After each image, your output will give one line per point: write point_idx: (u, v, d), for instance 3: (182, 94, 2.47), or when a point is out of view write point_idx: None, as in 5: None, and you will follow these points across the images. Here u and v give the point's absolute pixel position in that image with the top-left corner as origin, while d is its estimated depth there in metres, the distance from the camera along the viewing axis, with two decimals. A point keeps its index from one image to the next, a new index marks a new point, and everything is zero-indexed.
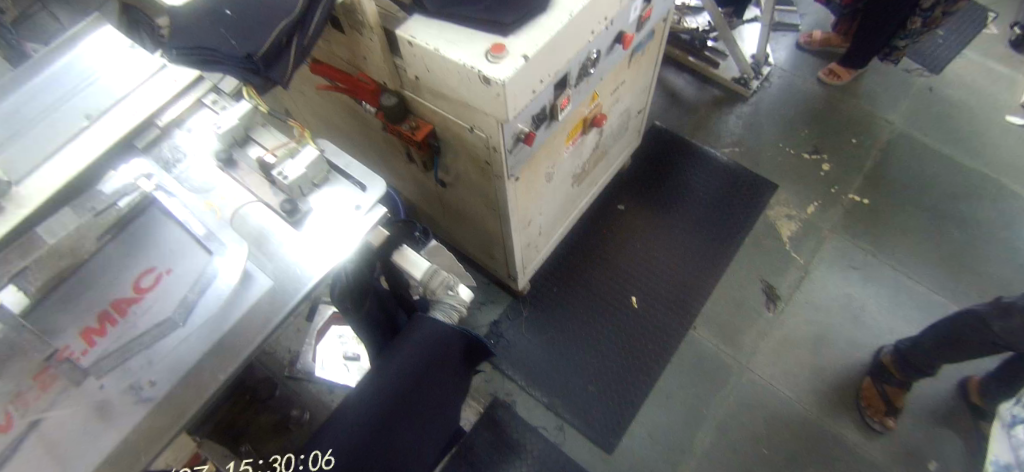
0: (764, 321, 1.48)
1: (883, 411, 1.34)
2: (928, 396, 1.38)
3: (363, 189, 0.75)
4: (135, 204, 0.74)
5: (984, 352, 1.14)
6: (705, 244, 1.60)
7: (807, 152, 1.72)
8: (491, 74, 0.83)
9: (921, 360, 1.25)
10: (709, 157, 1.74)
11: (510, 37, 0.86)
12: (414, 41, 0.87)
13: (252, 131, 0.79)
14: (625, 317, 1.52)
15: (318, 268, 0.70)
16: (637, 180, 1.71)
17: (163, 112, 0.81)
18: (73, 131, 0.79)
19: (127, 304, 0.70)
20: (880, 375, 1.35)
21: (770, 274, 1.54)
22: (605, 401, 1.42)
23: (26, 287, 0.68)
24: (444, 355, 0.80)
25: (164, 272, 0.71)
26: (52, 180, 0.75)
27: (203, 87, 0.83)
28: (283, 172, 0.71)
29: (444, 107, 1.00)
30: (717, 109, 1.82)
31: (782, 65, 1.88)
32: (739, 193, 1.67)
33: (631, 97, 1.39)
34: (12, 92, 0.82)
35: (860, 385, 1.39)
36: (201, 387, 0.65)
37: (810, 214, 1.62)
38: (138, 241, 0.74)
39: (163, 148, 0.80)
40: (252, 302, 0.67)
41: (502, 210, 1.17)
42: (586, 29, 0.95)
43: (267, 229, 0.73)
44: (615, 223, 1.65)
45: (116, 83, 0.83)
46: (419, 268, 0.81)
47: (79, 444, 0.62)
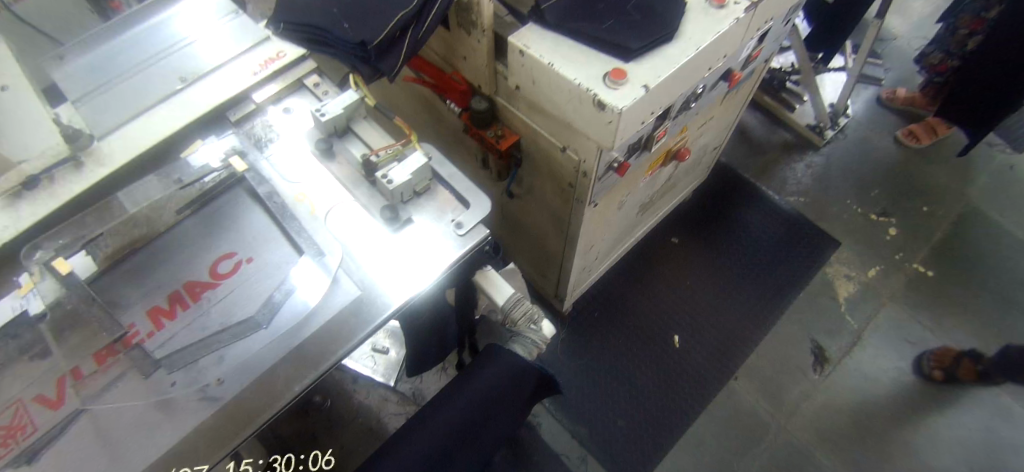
0: (809, 382, 1.43)
1: (943, 368, 1.39)
2: None
3: (465, 205, 0.70)
4: (223, 180, 0.69)
5: None
6: (757, 292, 1.54)
7: (875, 213, 1.66)
8: (609, 100, 0.77)
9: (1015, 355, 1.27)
10: (771, 202, 1.68)
11: (631, 63, 0.81)
12: (527, 51, 0.82)
13: (355, 123, 0.73)
14: (665, 355, 1.47)
15: (413, 285, 0.64)
16: (693, 216, 1.66)
17: (259, 89, 0.77)
18: (164, 92, 0.74)
19: (201, 288, 0.64)
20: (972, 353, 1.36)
21: (821, 334, 1.48)
22: (633, 439, 1.36)
23: (95, 253, 0.64)
24: (514, 393, 0.76)
25: (245, 261, 0.65)
26: (136, 142, 0.71)
27: (306, 67, 0.79)
28: (388, 176, 0.66)
29: (539, 121, 0.95)
30: (787, 154, 1.76)
31: (859, 119, 1.82)
32: (799, 245, 1.61)
33: (712, 134, 1.33)
34: (105, 46, 0.79)
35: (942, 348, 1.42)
36: (273, 395, 0.59)
37: (871, 277, 1.56)
38: (219, 221, 0.68)
39: (255, 125, 0.75)
40: (335, 313, 0.62)
41: (571, 232, 1.12)
42: (705, 64, 0.89)
43: (359, 233, 0.68)
44: (666, 255, 1.60)
45: (214, 48, 0.79)
46: (501, 294, 0.77)
47: (133, 439, 0.57)
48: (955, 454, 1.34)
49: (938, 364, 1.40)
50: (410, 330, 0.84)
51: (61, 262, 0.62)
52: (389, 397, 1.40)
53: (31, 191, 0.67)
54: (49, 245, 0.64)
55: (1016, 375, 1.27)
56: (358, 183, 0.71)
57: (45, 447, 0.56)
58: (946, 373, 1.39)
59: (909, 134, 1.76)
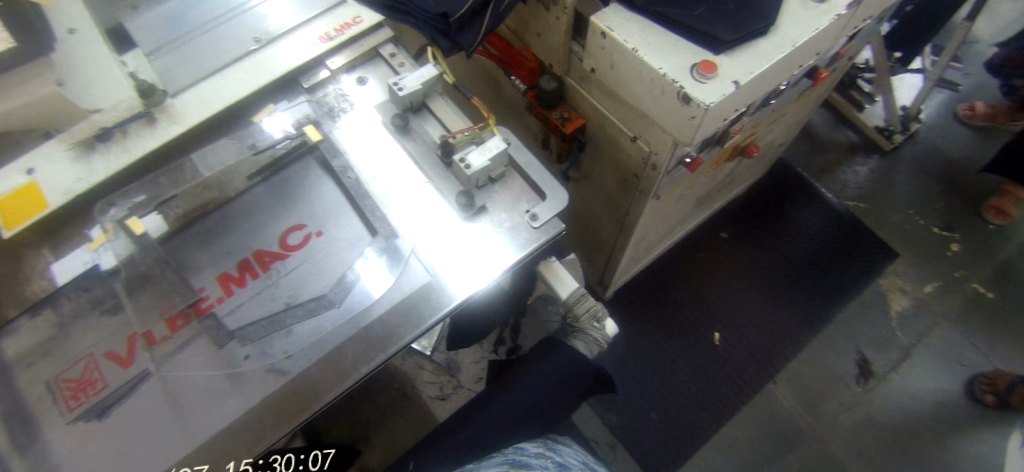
0: (850, 394, 1.39)
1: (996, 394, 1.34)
2: None
3: (541, 197, 0.67)
4: (294, 148, 0.67)
5: None
6: (807, 297, 1.50)
7: (938, 226, 1.58)
8: (696, 95, 0.72)
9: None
10: (829, 204, 1.61)
11: (721, 56, 0.76)
12: (610, 33, 0.77)
13: (431, 100, 0.71)
14: (704, 352, 1.44)
15: (481, 277, 0.62)
16: (746, 211, 1.61)
17: (334, 55, 0.74)
18: (240, 52, 0.72)
19: (271, 259, 0.62)
20: None
21: (868, 346, 1.44)
22: (666, 433, 1.35)
23: (166, 213, 0.61)
24: (573, 390, 0.73)
25: (315, 234, 0.64)
26: (211, 102, 0.69)
27: (382, 36, 0.76)
28: (466, 160, 0.64)
29: (611, 107, 0.91)
30: (850, 156, 1.68)
31: (931, 124, 1.72)
32: (853, 252, 1.54)
33: (781, 131, 1.26)
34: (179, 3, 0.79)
35: (996, 371, 1.37)
36: (339, 375, 0.58)
37: (927, 293, 1.50)
38: (290, 190, 0.66)
39: (329, 93, 0.73)
40: (404, 297, 0.61)
41: (628, 222, 1.09)
42: (797, 61, 0.84)
43: (432, 216, 0.66)
44: (713, 250, 1.56)
45: (287, 9, 0.77)
46: (565, 286, 0.76)
47: (201, 406, 0.56)
48: None
49: (990, 387, 1.35)
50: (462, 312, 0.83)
51: (135, 221, 0.60)
52: (425, 364, 1.28)
53: (104, 144, 0.66)
54: (124, 203, 0.63)
55: None
56: (431, 164, 0.68)
57: (114, 405, 0.56)
58: (999, 398, 1.34)
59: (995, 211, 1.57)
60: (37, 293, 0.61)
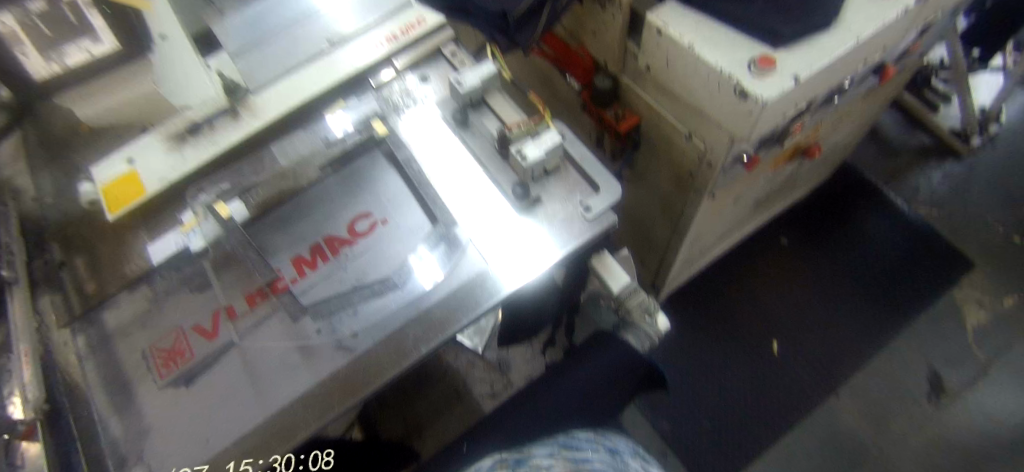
0: (919, 410, 1.32)
1: None
2: None
3: (595, 189, 0.68)
4: (362, 143, 0.71)
5: None
6: (872, 307, 1.42)
7: (1020, 235, 1.49)
8: (753, 89, 0.72)
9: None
10: (898, 210, 1.53)
11: (780, 51, 0.75)
12: (666, 30, 0.78)
13: (490, 96, 0.74)
14: (760, 360, 1.40)
15: (536, 265, 0.64)
16: (807, 217, 1.55)
17: (399, 54, 0.79)
18: (315, 53, 0.78)
19: (340, 243, 0.67)
20: None
21: (940, 361, 1.36)
22: (719, 442, 1.32)
23: (249, 200, 0.68)
24: (623, 383, 0.74)
25: (381, 222, 0.68)
26: (288, 98, 0.74)
27: (444, 36, 0.80)
28: (523, 152, 0.66)
29: (666, 106, 0.91)
30: (922, 160, 1.60)
31: (1013, 127, 1.63)
32: (926, 261, 1.46)
33: (845, 132, 1.22)
34: (259, 8, 0.86)
35: None
36: (400, 354, 0.61)
37: (1007, 307, 1.41)
38: (358, 181, 0.70)
39: (394, 90, 0.77)
40: (462, 282, 0.63)
41: (682, 222, 1.08)
42: (862, 56, 0.82)
43: (489, 206, 0.68)
44: (770, 256, 1.51)
45: (357, 12, 0.82)
46: (616, 280, 0.74)
47: (276, 377, 0.61)
48: None
49: None
50: (514, 305, 0.85)
51: (222, 207, 0.65)
52: (476, 362, 1.30)
53: (195, 137, 0.73)
54: (212, 190, 0.69)
55: None
56: (488, 157, 0.71)
57: (200, 373, 0.62)
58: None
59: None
60: (136, 271, 0.68)
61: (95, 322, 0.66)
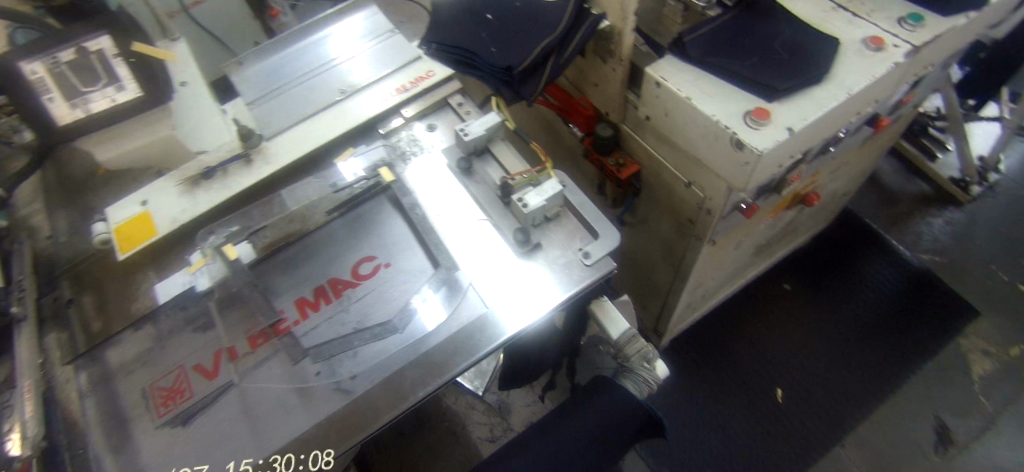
0: (930, 464, 1.28)
1: None
2: None
3: (594, 237, 0.70)
4: (369, 188, 0.74)
5: None
6: (878, 355, 1.41)
7: None
8: (749, 140, 0.75)
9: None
10: (901, 257, 1.53)
11: (775, 104, 0.78)
12: (665, 83, 0.82)
13: (493, 145, 0.76)
14: (766, 409, 1.37)
15: (538, 307, 0.65)
16: (810, 262, 1.55)
17: (408, 104, 0.82)
18: (327, 102, 0.82)
19: (343, 286, 0.68)
20: None
21: (949, 411, 1.33)
22: None
23: (256, 242, 0.69)
24: (623, 432, 0.73)
25: (384, 265, 0.69)
26: (300, 144, 0.78)
27: (451, 88, 0.83)
28: (523, 199, 0.68)
29: (665, 154, 0.93)
30: (923, 207, 1.61)
31: (1013, 176, 1.65)
32: (931, 309, 1.45)
33: (844, 180, 1.24)
34: (278, 61, 0.91)
35: None
36: (396, 397, 0.60)
37: (1016, 357, 1.39)
38: (363, 226, 0.72)
39: (402, 137, 0.79)
40: (462, 326, 0.64)
41: (683, 268, 1.08)
42: (855, 108, 0.85)
43: (490, 251, 0.69)
44: (773, 302, 1.51)
45: (370, 64, 0.87)
46: (616, 327, 0.76)
47: (273, 419, 0.61)
48: None
49: None
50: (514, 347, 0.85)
51: (231, 248, 0.68)
52: (476, 404, 1.30)
53: (208, 180, 0.76)
54: (222, 232, 0.71)
55: None
56: (490, 203, 0.73)
57: (198, 413, 0.62)
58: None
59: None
60: (141, 310, 0.70)
61: (99, 360, 0.67)
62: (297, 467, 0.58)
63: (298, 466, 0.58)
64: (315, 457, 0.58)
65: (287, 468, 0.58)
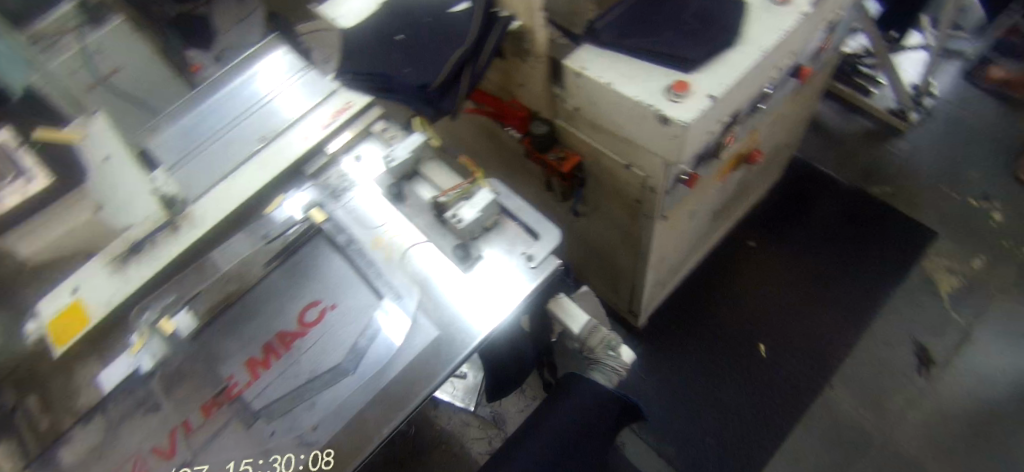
0: (915, 387, 1.33)
1: None
2: None
3: (535, 238, 0.69)
4: (304, 232, 0.72)
5: None
6: (847, 293, 1.46)
7: (975, 197, 1.56)
8: (673, 115, 0.75)
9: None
10: (853, 196, 1.59)
11: (693, 74, 0.79)
12: (584, 72, 0.82)
13: (422, 166, 0.76)
14: (753, 367, 1.38)
15: (490, 319, 0.64)
16: (770, 216, 1.58)
17: (332, 139, 0.80)
18: (248, 153, 0.80)
19: (292, 337, 0.66)
20: None
21: (923, 334, 1.39)
22: (724, 458, 1.29)
23: (195, 307, 0.68)
24: (602, 421, 0.74)
25: (329, 308, 0.67)
26: (226, 201, 0.76)
27: (372, 114, 0.81)
28: (457, 215, 0.68)
29: (601, 141, 0.93)
30: (868, 144, 1.66)
31: (945, 96, 1.74)
32: (887, 240, 1.52)
33: (785, 131, 1.26)
34: (193, 119, 0.88)
35: None
36: (363, 439, 0.60)
37: (976, 270, 1.46)
38: (303, 273, 0.70)
39: (332, 175, 0.78)
40: (417, 354, 0.63)
41: (642, 248, 1.09)
42: (773, 63, 0.86)
43: (433, 271, 0.68)
44: (743, 260, 1.53)
45: (287, 106, 0.85)
46: (575, 321, 0.75)
47: None
48: None
49: None
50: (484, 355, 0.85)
51: (167, 322, 0.67)
52: (471, 421, 1.30)
53: (138, 255, 0.73)
54: (156, 306, 0.70)
55: None
56: (428, 225, 0.72)
57: None
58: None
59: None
60: (88, 404, 0.66)
61: (47, 464, 0.63)
62: (297, 468, 0.59)
63: (298, 467, 0.59)
64: (313, 457, 0.59)
65: (286, 469, 0.59)
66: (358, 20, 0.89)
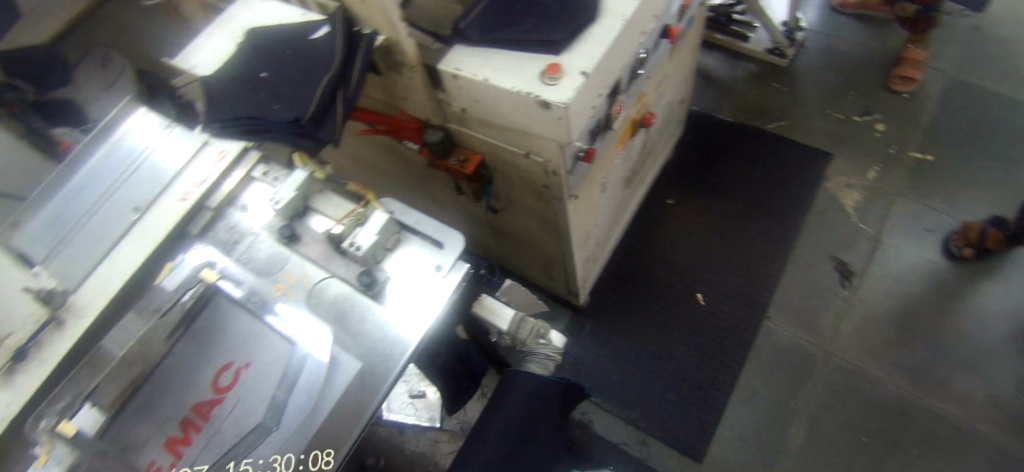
0: (841, 300, 1.43)
1: (970, 242, 1.41)
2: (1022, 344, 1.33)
3: (440, 247, 0.70)
4: (201, 295, 0.66)
5: None
6: (763, 227, 1.55)
7: (859, 114, 1.69)
8: (551, 98, 0.75)
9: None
10: (749, 136, 1.70)
11: (563, 55, 0.80)
12: (459, 73, 0.81)
13: (312, 200, 0.74)
14: (695, 315, 1.46)
15: (413, 333, 0.65)
16: (681, 172, 1.67)
17: (212, 194, 0.76)
18: (124, 226, 0.73)
19: (209, 406, 0.62)
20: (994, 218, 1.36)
21: (839, 249, 1.49)
22: (686, 408, 1.34)
23: (100, 402, 0.60)
24: (546, 408, 0.76)
25: (243, 367, 0.63)
26: (110, 282, 0.70)
27: (251, 159, 0.79)
28: (355, 243, 0.67)
29: (494, 136, 0.94)
30: (755, 84, 1.78)
31: (814, 27, 1.88)
32: (789, 169, 1.62)
33: (674, 88, 1.31)
34: (49, 201, 0.77)
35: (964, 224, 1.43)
36: None
37: (872, 179, 1.58)
38: (209, 335, 0.65)
39: (220, 230, 0.75)
40: (343, 390, 0.61)
41: (563, 231, 1.11)
42: (638, 29, 0.89)
43: (345, 302, 0.68)
44: (666, 219, 1.60)
45: (162, 166, 0.78)
46: (502, 319, 0.76)
47: None
48: (1004, 327, 1.35)
49: (965, 242, 1.42)
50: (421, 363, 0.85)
51: (67, 424, 0.60)
52: (439, 437, 1.31)
53: (22, 362, 0.66)
54: (51, 412, 0.62)
55: None
56: (330, 258, 0.71)
57: None
58: (977, 248, 1.40)
59: (901, 80, 1.70)
60: None
61: None
62: (298, 468, 0.58)
63: (298, 467, 0.59)
64: (313, 457, 0.59)
65: (287, 469, 0.58)
66: (217, 66, 0.86)
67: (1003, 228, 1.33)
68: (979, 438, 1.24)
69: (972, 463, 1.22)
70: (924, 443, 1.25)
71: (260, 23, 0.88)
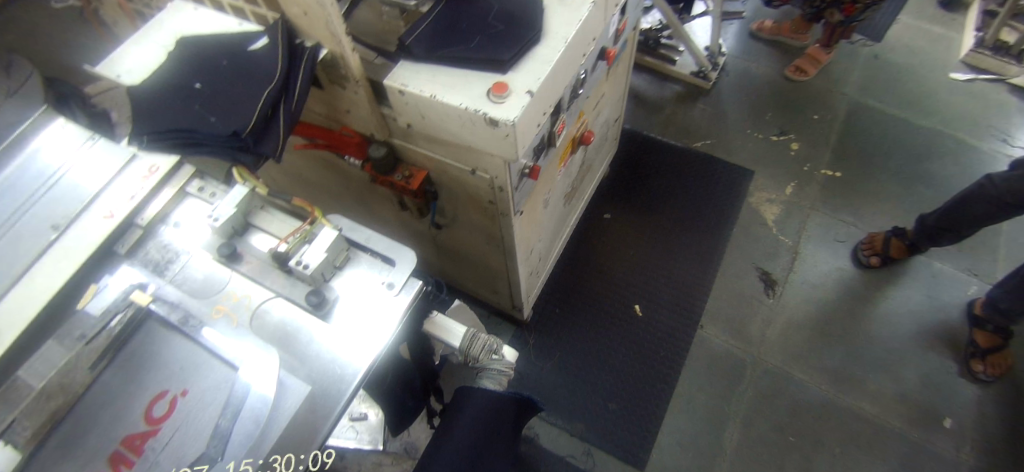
0: (767, 308, 1.54)
1: (877, 250, 1.57)
2: (921, 342, 1.49)
3: (391, 265, 0.70)
4: (130, 320, 0.62)
5: (972, 228, 1.35)
6: (694, 239, 1.65)
7: (776, 134, 1.84)
8: (499, 115, 0.77)
9: (929, 227, 1.44)
10: (678, 153, 1.81)
11: (509, 74, 0.82)
12: (406, 89, 0.82)
13: (253, 217, 0.72)
14: (634, 326, 1.52)
15: (363, 358, 0.63)
16: (617, 188, 1.75)
17: (141, 211, 0.72)
18: (40, 246, 0.67)
19: (141, 439, 0.57)
20: (895, 228, 1.53)
21: (763, 261, 1.61)
22: (628, 418, 1.39)
23: (15, 440, 0.55)
24: (500, 423, 0.76)
25: (179, 396, 0.59)
26: (23, 309, 0.63)
27: (185, 174, 0.75)
28: (302, 261, 0.65)
29: (441, 152, 0.95)
30: (682, 104, 1.91)
31: (734, 53, 2.04)
32: (715, 184, 1.74)
33: (609, 108, 1.38)
34: None
35: (870, 235, 1.60)
36: None
37: (789, 194, 1.73)
38: (142, 362, 0.61)
39: (150, 249, 0.70)
40: (292, 416, 0.59)
41: (508, 246, 1.13)
42: (579, 50, 0.93)
43: (291, 322, 0.66)
44: (603, 233, 1.67)
45: (84, 180, 0.72)
46: (454, 335, 0.77)
47: None
48: (907, 328, 1.51)
49: (871, 251, 1.57)
50: (367, 388, 0.82)
51: None
52: (382, 460, 1.28)
53: None
54: None
55: (937, 238, 1.45)
56: (273, 276, 0.68)
57: None
58: (882, 256, 1.56)
59: (797, 70, 1.96)
60: None
61: None
62: (298, 468, 0.58)
63: (298, 467, 0.58)
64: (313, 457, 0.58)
65: (288, 469, 0.58)
66: (146, 74, 0.81)
67: (904, 237, 1.52)
68: (889, 431, 1.37)
69: (887, 455, 1.35)
70: (843, 439, 1.37)
71: (193, 32, 0.84)
